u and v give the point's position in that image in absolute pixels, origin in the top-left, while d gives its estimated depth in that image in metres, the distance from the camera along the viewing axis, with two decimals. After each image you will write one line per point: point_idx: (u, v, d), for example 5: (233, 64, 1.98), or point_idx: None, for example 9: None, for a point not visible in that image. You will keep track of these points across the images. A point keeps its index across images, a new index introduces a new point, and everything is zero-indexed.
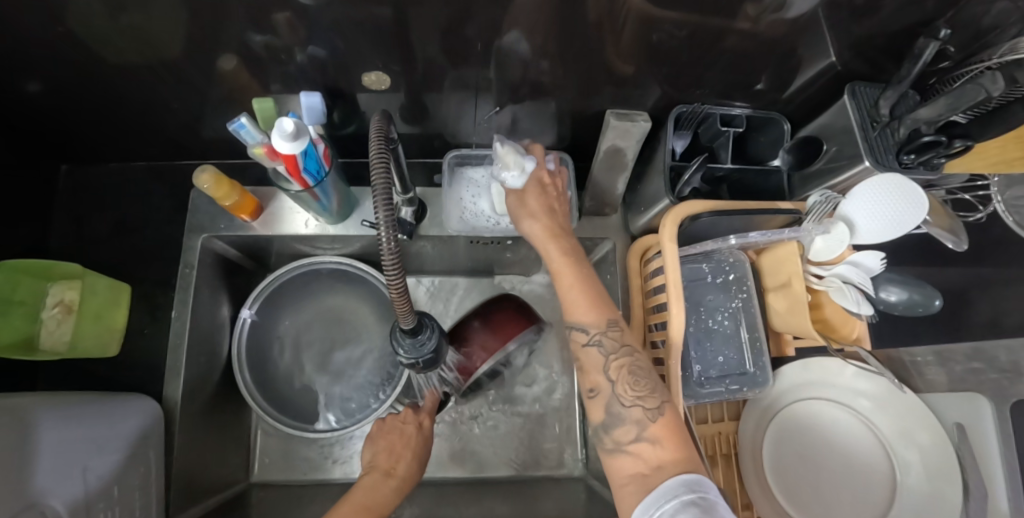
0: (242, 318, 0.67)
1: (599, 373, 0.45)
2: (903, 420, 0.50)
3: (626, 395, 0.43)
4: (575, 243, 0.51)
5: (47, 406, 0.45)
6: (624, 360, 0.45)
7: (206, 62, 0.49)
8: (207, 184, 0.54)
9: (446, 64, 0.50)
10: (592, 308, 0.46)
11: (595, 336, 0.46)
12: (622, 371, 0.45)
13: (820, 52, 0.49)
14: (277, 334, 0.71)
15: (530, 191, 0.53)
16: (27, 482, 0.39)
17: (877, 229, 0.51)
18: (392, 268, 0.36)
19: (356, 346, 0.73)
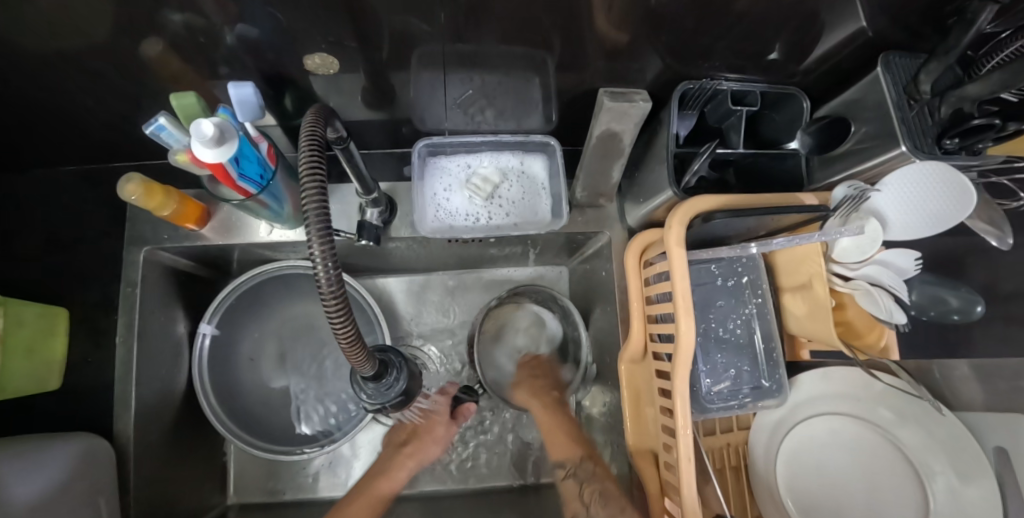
0: (201, 334, 0.60)
1: (577, 503, 0.54)
2: (934, 439, 0.44)
3: (597, 514, 0.51)
4: (569, 414, 0.63)
5: None
6: (595, 487, 0.53)
7: (115, 49, 0.41)
8: (134, 196, 0.45)
9: (405, 42, 0.42)
10: (564, 448, 0.59)
11: (570, 468, 0.58)
12: (593, 495, 0.53)
13: (850, 14, 0.41)
14: (241, 348, 0.64)
15: (523, 383, 0.67)
16: None
17: (914, 225, 0.44)
18: (336, 311, 0.29)
19: (333, 354, 0.68)
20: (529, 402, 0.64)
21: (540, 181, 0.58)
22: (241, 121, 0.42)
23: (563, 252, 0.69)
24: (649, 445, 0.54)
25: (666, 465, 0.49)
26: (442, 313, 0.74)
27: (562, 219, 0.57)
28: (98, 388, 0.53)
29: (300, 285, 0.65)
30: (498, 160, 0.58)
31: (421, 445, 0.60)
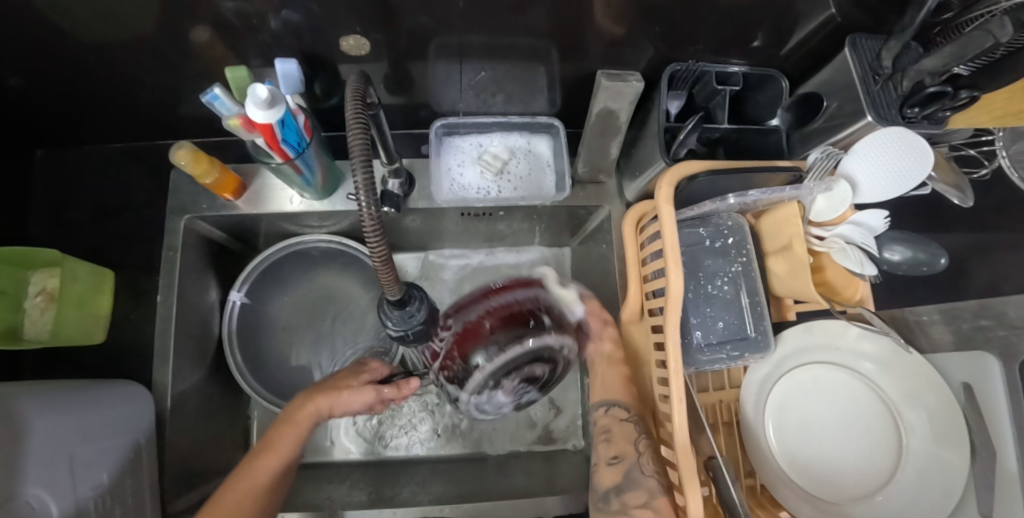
0: (230, 302, 0.65)
1: (630, 443, 0.52)
2: (910, 382, 0.49)
3: (647, 467, 0.50)
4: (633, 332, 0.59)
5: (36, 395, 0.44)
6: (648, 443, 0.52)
7: (178, 34, 0.47)
8: (184, 162, 0.51)
9: (430, 30, 0.48)
10: (624, 392, 0.56)
11: (632, 414, 0.55)
12: (648, 448, 0.52)
13: (819, 3, 0.47)
14: (265, 317, 0.69)
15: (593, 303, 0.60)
16: None
17: (879, 187, 0.49)
18: (375, 236, 0.34)
19: (349, 326, 0.71)
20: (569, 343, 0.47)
21: (545, 159, 0.63)
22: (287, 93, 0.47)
23: (567, 229, 0.74)
24: (646, 400, 0.57)
25: (662, 415, 0.53)
26: (449, 289, 0.78)
27: (565, 192, 0.62)
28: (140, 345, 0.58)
29: (320, 258, 0.70)
30: (507, 139, 0.64)
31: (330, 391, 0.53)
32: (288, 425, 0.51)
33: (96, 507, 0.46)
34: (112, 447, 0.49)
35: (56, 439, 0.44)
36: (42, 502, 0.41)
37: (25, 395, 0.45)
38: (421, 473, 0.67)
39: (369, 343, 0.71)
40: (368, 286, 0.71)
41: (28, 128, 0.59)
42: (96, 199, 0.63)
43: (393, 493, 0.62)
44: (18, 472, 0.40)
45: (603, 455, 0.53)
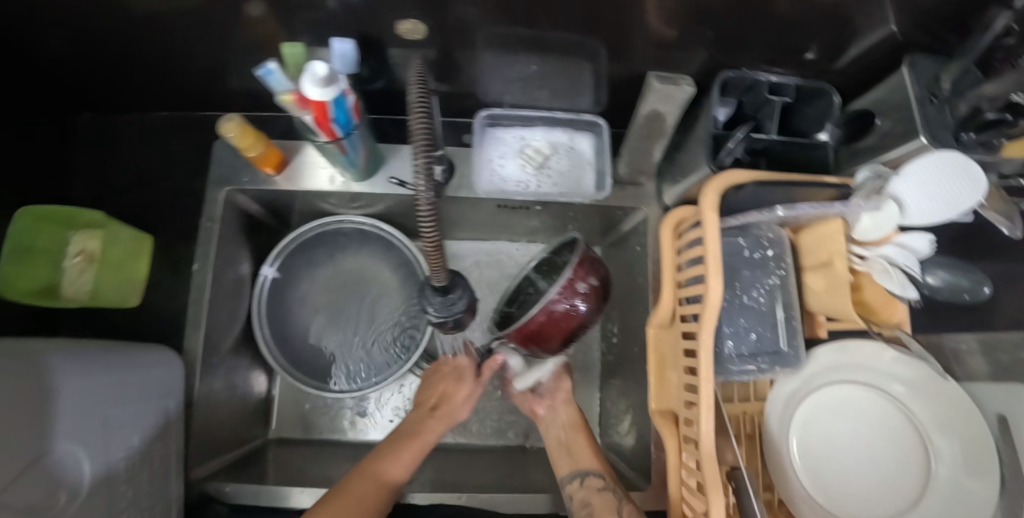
0: (263, 275, 0.66)
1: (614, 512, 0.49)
2: (942, 408, 0.48)
3: None
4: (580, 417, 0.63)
5: (61, 352, 0.43)
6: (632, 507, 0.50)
7: (234, 7, 0.47)
8: (231, 134, 0.51)
9: (487, 20, 0.48)
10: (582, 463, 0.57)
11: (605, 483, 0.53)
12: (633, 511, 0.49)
13: (879, 20, 0.47)
14: (291, 296, 0.68)
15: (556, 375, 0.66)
16: (52, 430, 0.39)
17: (929, 210, 0.48)
18: (430, 222, 0.34)
19: (372, 309, 0.71)
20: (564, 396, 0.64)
21: (586, 156, 0.63)
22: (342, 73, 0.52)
23: (599, 230, 0.74)
24: (670, 406, 0.57)
25: (686, 422, 0.52)
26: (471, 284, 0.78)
27: (604, 192, 0.61)
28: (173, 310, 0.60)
29: (350, 243, 0.70)
30: (550, 135, 0.63)
31: (450, 404, 0.59)
32: (416, 441, 0.56)
33: (124, 467, 0.46)
34: (142, 412, 0.49)
35: (92, 399, 0.44)
36: (77, 459, 0.41)
37: (64, 352, 0.44)
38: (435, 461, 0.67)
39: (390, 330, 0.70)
40: (395, 272, 0.71)
41: (78, 90, 0.60)
42: (138, 165, 0.64)
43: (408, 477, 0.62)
44: (56, 429, 0.39)
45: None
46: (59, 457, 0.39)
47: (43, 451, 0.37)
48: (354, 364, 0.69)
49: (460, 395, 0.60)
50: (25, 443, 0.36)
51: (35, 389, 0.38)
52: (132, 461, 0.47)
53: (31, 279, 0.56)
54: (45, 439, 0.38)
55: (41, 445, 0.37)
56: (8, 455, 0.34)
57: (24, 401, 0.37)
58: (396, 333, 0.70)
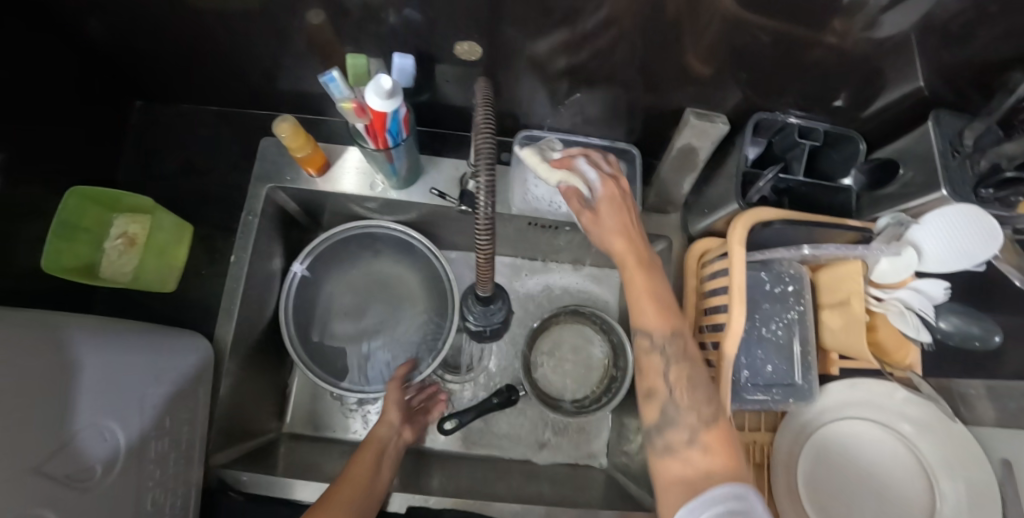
0: (292, 272, 0.67)
1: (658, 376, 0.44)
2: (949, 449, 0.50)
3: (683, 400, 0.43)
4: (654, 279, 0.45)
5: (81, 330, 0.44)
6: (683, 368, 0.44)
7: (296, 15, 0.49)
8: (285, 134, 0.54)
9: (534, 47, 0.51)
10: (660, 319, 0.44)
11: (659, 343, 0.44)
12: (680, 377, 0.44)
13: (904, 74, 0.50)
14: (318, 293, 0.70)
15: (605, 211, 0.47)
16: (78, 407, 0.40)
17: (946, 260, 0.51)
18: (485, 234, 0.37)
19: (397, 313, 0.72)
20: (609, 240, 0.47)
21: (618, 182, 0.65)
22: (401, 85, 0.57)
23: None
24: None
25: None
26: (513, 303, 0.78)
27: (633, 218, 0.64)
28: (207, 296, 0.63)
29: (382, 248, 0.72)
30: None
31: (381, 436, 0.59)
32: (370, 443, 0.58)
33: (153, 448, 0.48)
34: (172, 394, 0.51)
35: (122, 378, 0.45)
36: (113, 434, 0.42)
37: (95, 330, 0.46)
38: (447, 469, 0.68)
39: (414, 335, 0.71)
40: (421, 280, 0.72)
41: (138, 81, 0.64)
42: (186, 156, 0.67)
43: (421, 481, 0.63)
44: (86, 406, 0.41)
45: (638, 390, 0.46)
46: (93, 430, 0.41)
47: (76, 422, 0.39)
48: (374, 365, 0.70)
49: (392, 399, 0.63)
50: (51, 421, 0.37)
51: (65, 365, 0.40)
52: (160, 440, 0.48)
53: (72, 257, 0.57)
54: (76, 415, 0.39)
55: (75, 417, 0.39)
56: (40, 426, 0.35)
57: (56, 374, 0.39)
58: (415, 338, 0.71)
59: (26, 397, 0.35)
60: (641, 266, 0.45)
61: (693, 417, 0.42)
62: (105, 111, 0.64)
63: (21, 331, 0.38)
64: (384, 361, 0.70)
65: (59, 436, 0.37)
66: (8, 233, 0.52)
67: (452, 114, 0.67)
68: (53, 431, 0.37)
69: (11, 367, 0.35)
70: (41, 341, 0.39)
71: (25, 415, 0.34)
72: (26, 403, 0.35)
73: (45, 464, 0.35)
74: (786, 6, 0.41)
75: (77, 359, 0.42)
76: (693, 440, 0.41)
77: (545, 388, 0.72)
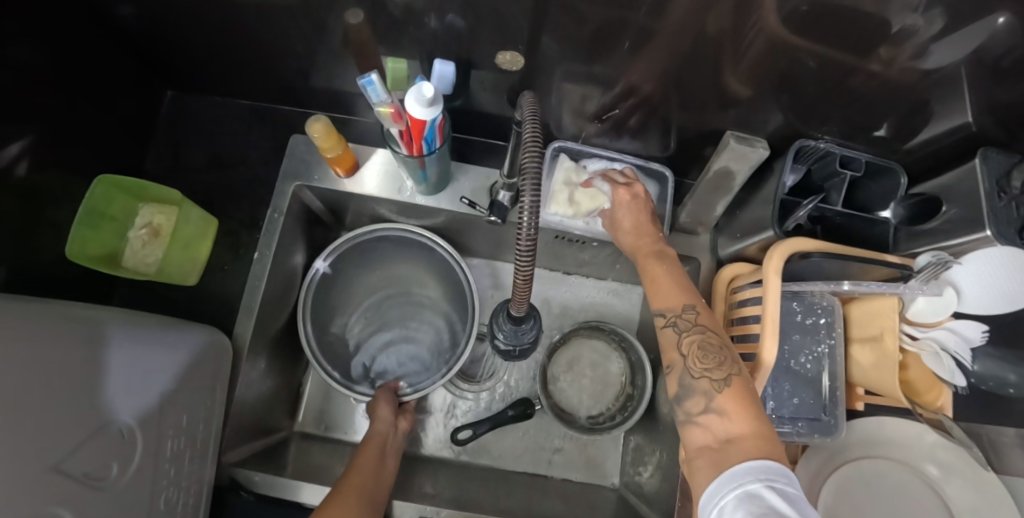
0: (314, 268, 0.65)
1: (673, 349, 0.44)
2: (980, 498, 0.49)
3: (696, 368, 0.42)
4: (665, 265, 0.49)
5: (118, 323, 0.45)
6: (695, 337, 0.44)
7: (333, 16, 0.48)
8: (317, 134, 0.53)
9: (573, 60, 0.50)
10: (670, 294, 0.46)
11: (671, 318, 0.46)
12: (693, 347, 0.43)
13: (952, 109, 0.49)
14: (337, 290, 0.69)
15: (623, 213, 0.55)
16: (102, 401, 0.40)
17: (986, 303, 0.50)
18: (526, 254, 0.36)
19: (416, 316, 0.74)
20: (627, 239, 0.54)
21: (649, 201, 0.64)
22: (440, 91, 0.55)
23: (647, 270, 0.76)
24: None
25: None
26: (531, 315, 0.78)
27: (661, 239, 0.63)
28: (231, 290, 0.63)
29: (406, 252, 0.70)
30: None
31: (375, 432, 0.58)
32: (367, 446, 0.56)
33: (171, 444, 0.47)
34: (190, 390, 0.50)
35: (148, 373, 0.45)
36: (130, 432, 0.42)
37: (114, 322, 0.45)
38: (456, 479, 0.67)
39: (432, 338, 0.73)
40: (442, 288, 0.72)
41: (171, 72, 0.64)
42: (215, 149, 0.68)
43: (432, 490, 0.63)
44: (112, 400, 0.41)
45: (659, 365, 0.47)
46: (117, 425, 0.40)
47: (105, 414, 0.40)
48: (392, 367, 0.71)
49: (382, 398, 0.62)
50: (75, 415, 0.37)
51: (89, 359, 0.40)
52: (178, 435, 0.48)
53: (96, 245, 0.57)
54: (100, 409, 0.39)
55: (100, 410, 0.39)
56: (62, 418, 0.35)
57: (78, 367, 0.38)
58: (436, 343, 0.71)
59: (45, 390, 0.34)
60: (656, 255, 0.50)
61: (707, 379, 0.41)
62: (138, 100, 0.64)
63: (46, 323, 0.38)
64: (401, 362, 0.72)
65: (75, 436, 0.36)
66: (36, 218, 0.52)
67: (484, 122, 0.67)
68: (78, 425, 0.37)
69: (34, 359, 0.35)
70: (59, 334, 0.38)
71: (41, 413, 0.34)
72: (41, 401, 0.34)
73: (64, 461, 0.35)
74: (838, 33, 0.41)
75: (105, 355, 0.42)
76: (710, 407, 0.40)
77: (561, 402, 0.71)
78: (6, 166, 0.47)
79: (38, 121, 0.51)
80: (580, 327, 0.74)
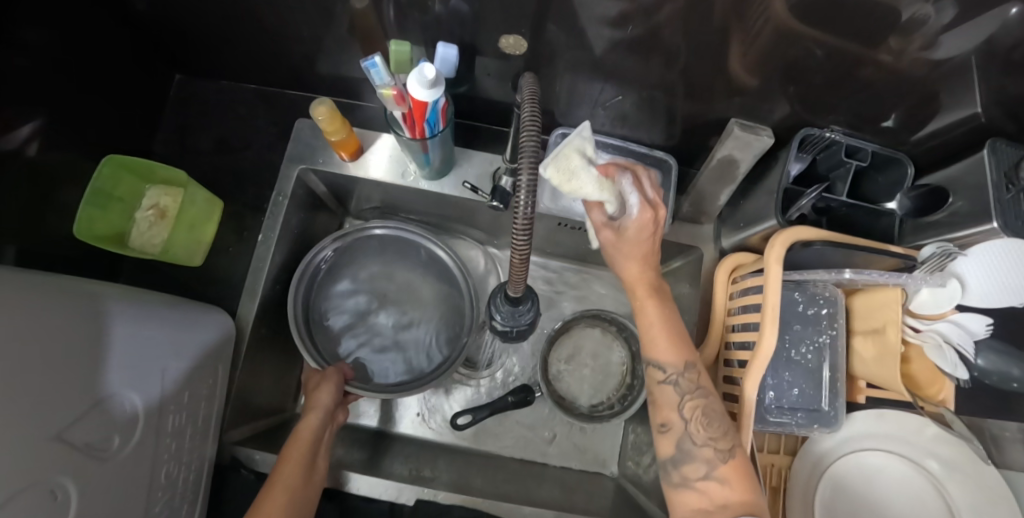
0: (366, 225, 0.68)
1: (673, 411, 0.44)
2: (980, 492, 0.48)
3: (699, 436, 0.43)
4: (672, 309, 0.46)
5: (119, 299, 0.46)
6: (698, 401, 0.44)
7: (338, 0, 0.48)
8: (321, 117, 0.54)
9: (576, 46, 0.50)
10: (672, 350, 0.45)
11: (672, 375, 0.45)
12: (695, 412, 0.44)
13: (962, 100, 0.48)
14: (359, 255, 0.71)
15: (629, 238, 0.44)
16: (106, 373, 0.40)
17: (993, 296, 0.49)
18: (522, 233, 0.35)
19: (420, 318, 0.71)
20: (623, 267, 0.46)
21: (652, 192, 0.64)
22: (444, 75, 0.54)
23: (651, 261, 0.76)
24: None
25: None
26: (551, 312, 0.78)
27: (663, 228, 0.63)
28: (235, 272, 0.65)
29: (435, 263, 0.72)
30: None
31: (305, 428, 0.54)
32: (296, 439, 0.52)
33: (174, 419, 0.48)
34: (193, 368, 0.51)
35: (151, 349, 0.45)
36: (133, 406, 0.42)
37: (115, 299, 0.46)
38: (456, 464, 0.68)
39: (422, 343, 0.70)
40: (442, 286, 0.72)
41: (178, 56, 0.65)
42: (222, 133, 0.68)
43: (431, 475, 0.63)
44: (116, 374, 0.41)
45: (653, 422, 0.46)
46: (114, 401, 0.41)
47: (108, 388, 0.40)
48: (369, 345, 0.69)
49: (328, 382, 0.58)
50: (77, 386, 0.37)
51: (95, 334, 0.41)
52: (181, 412, 0.49)
53: (104, 224, 0.58)
54: (103, 382, 0.40)
55: (103, 383, 0.40)
56: (64, 390, 0.36)
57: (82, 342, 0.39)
58: (428, 343, 0.70)
59: (47, 361, 0.35)
60: (653, 296, 0.45)
61: (709, 451, 0.42)
62: (147, 83, 0.65)
63: (48, 299, 0.38)
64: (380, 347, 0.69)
65: (77, 407, 0.37)
66: (46, 198, 0.53)
67: (488, 108, 0.67)
68: (80, 396, 0.37)
69: (40, 331, 0.35)
70: (63, 307, 0.39)
71: (44, 384, 0.34)
72: (44, 372, 0.34)
73: (66, 431, 0.35)
74: (847, 22, 0.40)
75: (110, 329, 0.43)
76: (709, 474, 0.42)
77: (561, 390, 0.72)
78: (17, 148, 0.48)
79: (48, 103, 0.51)
80: (582, 315, 0.74)
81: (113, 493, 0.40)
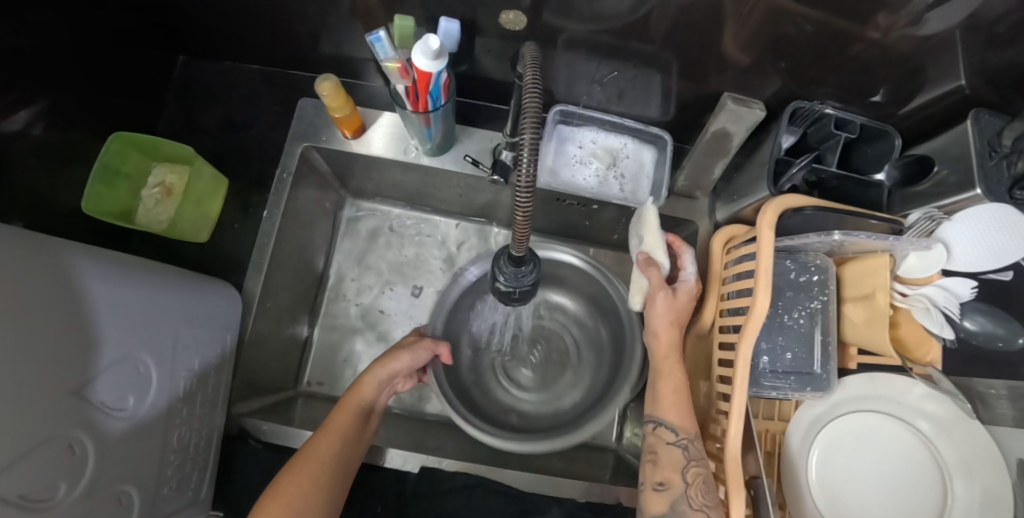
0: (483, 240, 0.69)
1: (675, 471, 0.49)
2: (964, 449, 0.50)
3: (696, 500, 0.47)
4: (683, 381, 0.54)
5: (141, 265, 0.47)
6: (699, 469, 0.48)
7: None
8: (326, 93, 0.55)
9: (573, 25, 0.52)
10: (679, 414, 0.52)
11: (681, 439, 0.51)
12: (697, 478, 0.48)
13: (944, 73, 0.50)
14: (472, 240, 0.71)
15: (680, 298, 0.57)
16: (129, 334, 0.42)
17: (977, 260, 0.51)
18: (525, 187, 0.34)
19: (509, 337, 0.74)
20: (660, 324, 0.56)
21: (647, 169, 0.66)
22: (447, 50, 0.54)
23: None
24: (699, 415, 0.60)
25: (710, 426, 0.56)
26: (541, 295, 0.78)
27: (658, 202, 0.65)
28: (241, 248, 0.66)
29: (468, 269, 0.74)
30: (616, 140, 0.66)
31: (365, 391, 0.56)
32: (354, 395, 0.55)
33: (186, 387, 0.49)
34: (200, 337, 0.52)
35: (166, 316, 0.47)
36: (146, 368, 0.43)
37: (135, 262, 0.47)
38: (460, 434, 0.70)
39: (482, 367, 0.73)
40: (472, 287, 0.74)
41: (181, 37, 0.66)
42: (226, 113, 0.70)
43: (435, 444, 0.66)
44: (138, 337, 0.42)
45: (649, 479, 0.51)
46: (132, 364, 0.42)
47: (129, 350, 0.41)
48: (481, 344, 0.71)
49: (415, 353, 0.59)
50: (103, 346, 0.38)
51: (124, 295, 0.42)
52: (191, 381, 0.50)
53: (111, 201, 0.60)
54: (125, 343, 0.41)
55: (125, 344, 0.41)
56: (89, 349, 0.37)
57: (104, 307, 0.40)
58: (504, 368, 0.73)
59: (78, 319, 0.36)
60: (678, 362, 0.55)
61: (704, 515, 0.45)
62: (150, 65, 0.66)
63: (81, 256, 0.39)
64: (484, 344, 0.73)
65: (97, 365, 0.38)
66: (55, 176, 0.54)
67: (488, 87, 0.68)
68: (103, 355, 0.38)
69: (73, 289, 0.36)
70: (87, 265, 0.39)
71: (69, 341, 0.35)
72: (71, 331, 0.35)
73: (86, 389, 0.36)
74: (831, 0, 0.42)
75: (137, 291, 0.44)
76: None
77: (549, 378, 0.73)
78: (20, 130, 0.49)
79: (54, 86, 0.52)
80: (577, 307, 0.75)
81: (126, 457, 0.41)
